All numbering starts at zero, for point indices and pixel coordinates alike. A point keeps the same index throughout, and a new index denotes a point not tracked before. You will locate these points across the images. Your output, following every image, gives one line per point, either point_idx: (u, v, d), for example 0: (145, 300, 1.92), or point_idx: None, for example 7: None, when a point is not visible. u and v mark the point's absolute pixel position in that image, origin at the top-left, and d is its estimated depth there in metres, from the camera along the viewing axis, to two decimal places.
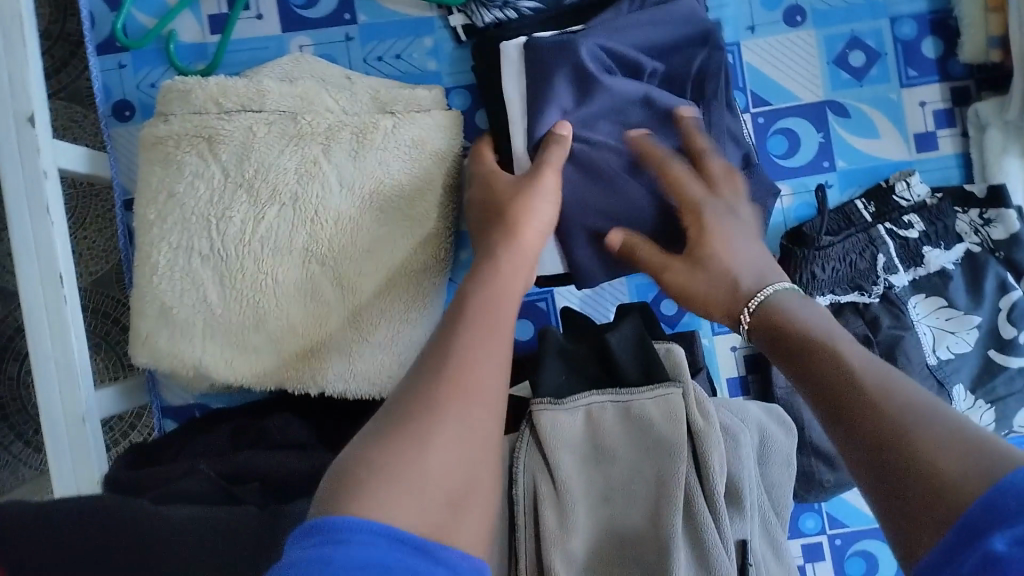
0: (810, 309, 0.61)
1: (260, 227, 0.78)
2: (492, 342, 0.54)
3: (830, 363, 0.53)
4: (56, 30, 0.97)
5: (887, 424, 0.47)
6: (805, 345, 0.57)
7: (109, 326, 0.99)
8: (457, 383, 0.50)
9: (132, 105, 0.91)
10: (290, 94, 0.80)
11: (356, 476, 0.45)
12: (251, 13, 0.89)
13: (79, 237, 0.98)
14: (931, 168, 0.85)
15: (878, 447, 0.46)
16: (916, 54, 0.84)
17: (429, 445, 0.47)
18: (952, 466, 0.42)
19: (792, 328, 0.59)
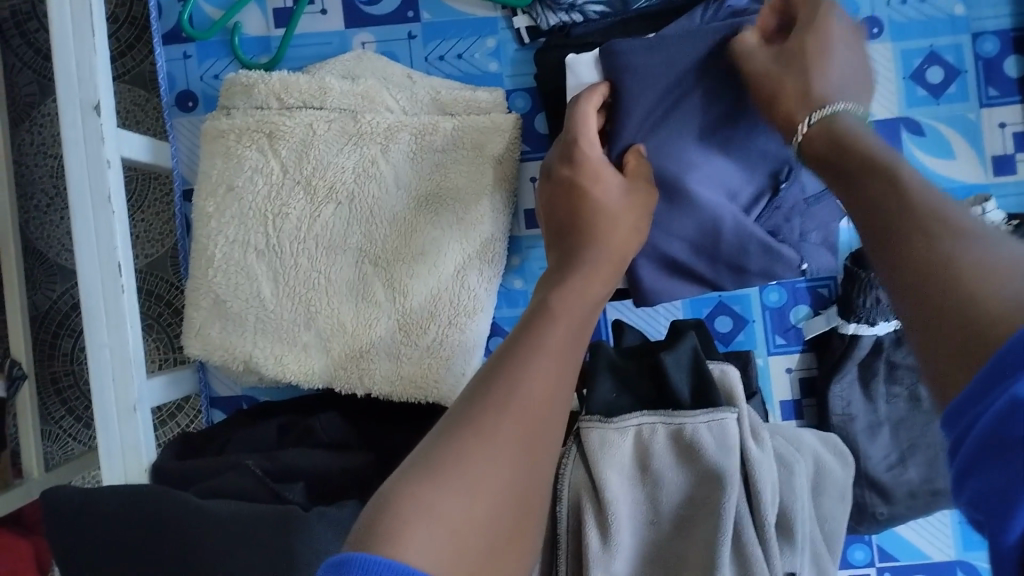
0: (870, 132, 0.54)
1: (316, 225, 0.79)
2: (548, 361, 0.52)
3: (880, 177, 0.47)
4: (124, 13, 0.98)
5: (934, 253, 0.40)
6: (855, 162, 0.50)
7: (162, 309, 1.00)
8: (511, 411, 0.48)
9: (195, 96, 0.92)
10: (351, 92, 0.79)
11: (394, 500, 0.44)
12: (316, 8, 0.89)
13: (138, 220, 0.99)
14: (1009, 193, 0.81)
15: (910, 263, 0.41)
16: (998, 73, 0.80)
17: (478, 490, 0.45)
18: (991, 294, 0.36)
19: (849, 156, 0.51)
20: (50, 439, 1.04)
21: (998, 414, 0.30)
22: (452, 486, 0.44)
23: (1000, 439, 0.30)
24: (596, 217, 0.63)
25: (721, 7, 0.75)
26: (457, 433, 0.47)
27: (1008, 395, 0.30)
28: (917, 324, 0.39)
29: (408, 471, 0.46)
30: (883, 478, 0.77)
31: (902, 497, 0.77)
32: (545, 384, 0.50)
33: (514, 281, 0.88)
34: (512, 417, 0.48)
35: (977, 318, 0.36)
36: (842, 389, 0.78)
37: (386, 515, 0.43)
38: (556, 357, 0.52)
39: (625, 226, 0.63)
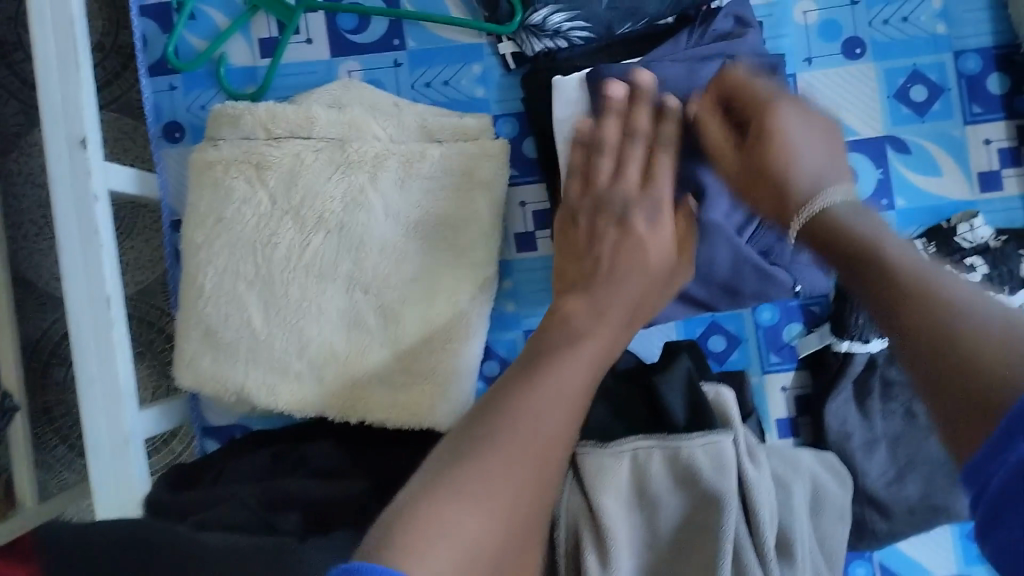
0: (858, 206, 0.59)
1: (306, 254, 0.78)
2: (542, 410, 0.55)
3: (872, 260, 0.52)
4: (111, 42, 0.98)
5: (939, 330, 0.44)
6: (845, 243, 0.55)
7: (154, 335, 0.99)
8: (491, 444, 0.53)
9: (183, 126, 0.92)
10: (338, 121, 0.80)
11: (422, 501, 0.49)
12: (301, 37, 0.89)
13: (126, 247, 0.99)
14: (996, 208, 0.81)
15: (921, 339, 0.45)
16: (981, 90, 0.81)
17: (447, 511, 0.48)
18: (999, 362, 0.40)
19: (837, 235, 0.56)
20: (42, 469, 1.01)
21: (1009, 474, 0.36)
22: (427, 509, 0.48)
23: (1012, 493, 0.36)
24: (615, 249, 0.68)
25: (706, 32, 0.77)
26: (477, 450, 0.52)
27: (1016, 455, 0.37)
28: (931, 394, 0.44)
29: (433, 479, 0.51)
30: (883, 496, 0.77)
31: (902, 514, 0.76)
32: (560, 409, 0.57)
33: (507, 304, 0.88)
34: (532, 438, 0.54)
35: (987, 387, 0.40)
36: (837, 407, 0.77)
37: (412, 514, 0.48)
38: (552, 410, 0.56)
39: (657, 258, 0.68)
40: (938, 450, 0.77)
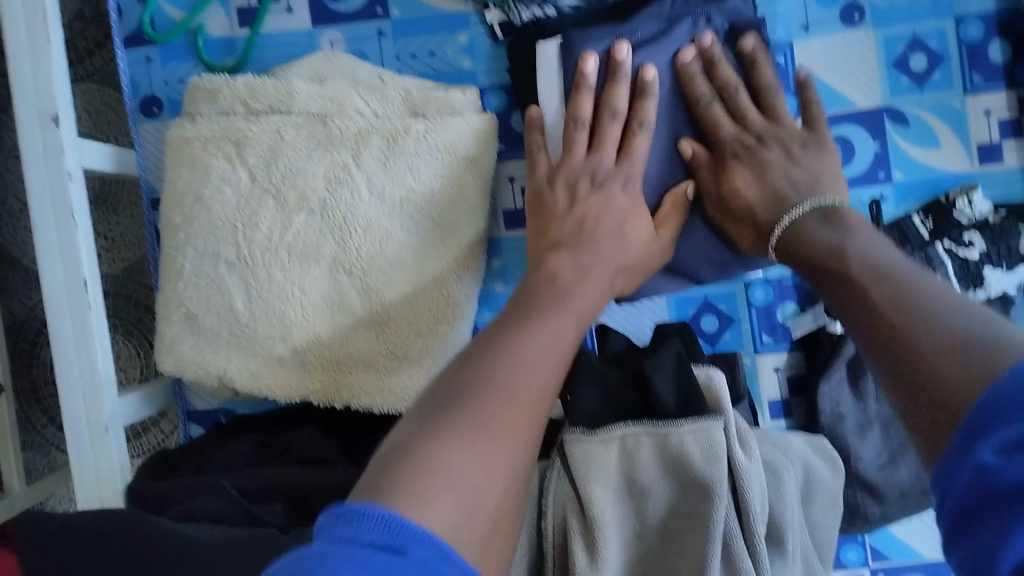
0: (835, 221, 0.62)
1: (289, 235, 0.76)
2: (534, 359, 0.54)
3: (844, 278, 0.55)
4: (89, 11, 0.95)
5: (895, 336, 0.46)
6: (820, 264, 0.58)
7: (141, 313, 0.98)
8: (489, 390, 0.50)
9: (160, 101, 0.89)
10: (319, 95, 0.77)
11: (415, 460, 0.45)
12: (281, 6, 0.86)
13: (112, 223, 0.96)
14: (994, 181, 0.79)
15: (882, 347, 0.47)
16: (982, 59, 0.78)
17: (438, 470, 0.45)
18: (945, 361, 0.42)
19: (814, 256, 0.59)
20: (31, 449, 1.01)
21: (969, 476, 0.36)
22: (417, 466, 0.45)
23: (975, 499, 0.35)
24: (586, 219, 0.69)
25: None
26: (465, 406, 0.49)
27: (976, 460, 0.36)
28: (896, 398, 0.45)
29: (421, 437, 0.47)
30: (875, 478, 0.76)
31: (894, 498, 0.76)
32: (551, 362, 0.55)
33: (496, 284, 0.86)
34: (523, 392, 0.51)
35: (940, 386, 0.41)
36: (831, 388, 0.76)
37: (400, 479, 0.44)
38: (538, 360, 0.54)
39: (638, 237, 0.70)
40: None
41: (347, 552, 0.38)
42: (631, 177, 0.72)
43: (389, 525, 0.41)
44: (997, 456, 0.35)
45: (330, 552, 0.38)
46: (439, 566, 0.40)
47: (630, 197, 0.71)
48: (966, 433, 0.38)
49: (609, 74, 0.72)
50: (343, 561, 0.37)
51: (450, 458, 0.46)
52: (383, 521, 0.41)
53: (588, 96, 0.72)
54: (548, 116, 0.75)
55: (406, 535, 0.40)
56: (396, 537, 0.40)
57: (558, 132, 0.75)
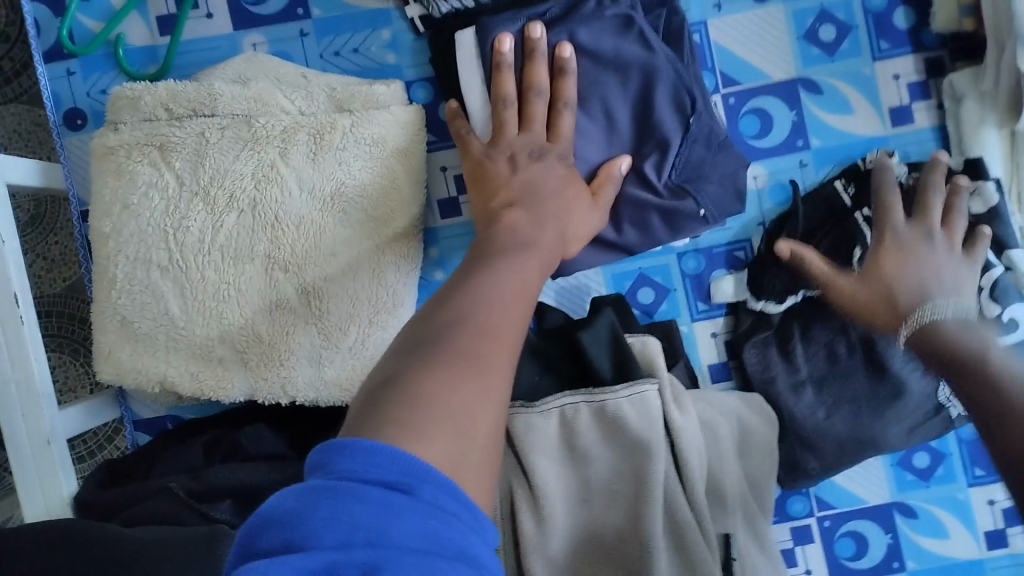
0: (964, 329, 0.62)
1: (220, 236, 0.75)
2: (504, 297, 0.53)
3: (988, 397, 0.53)
4: (16, 32, 0.93)
5: None
6: (966, 376, 0.57)
7: (83, 331, 0.95)
8: (464, 326, 0.50)
9: (83, 113, 0.88)
10: (243, 96, 0.77)
11: (409, 397, 0.44)
12: (201, 12, 0.86)
13: (50, 243, 0.94)
14: (906, 143, 0.82)
15: None
16: (887, 26, 0.81)
17: (420, 405, 0.44)
18: None
19: (948, 357, 0.60)
20: None
21: None
22: (401, 401, 0.44)
23: None
24: (533, 182, 0.70)
25: None
26: (451, 337, 0.49)
27: None
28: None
29: (412, 365, 0.47)
30: (811, 433, 0.79)
31: (830, 452, 0.79)
32: (520, 301, 0.54)
33: (434, 273, 0.86)
34: (501, 326, 0.51)
35: None
36: (758, 352, 0.80)
37: (401, 416, 0.43)
38: (510, 298, 0.54)
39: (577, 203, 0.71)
40: (863, 384, 0.78)
41: (357, 491, 0.38)
42: (566, 151, 0.74)
43: (401, 463, 0.40)
44: None
45: (341, 488, 0.38)
46: (449, 505, 0.39)
47: (567, 167, 0.73)
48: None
49: (526, 53, 0.75)
50: (356, 501, 0.37)
51: (451, 394, 0.45)
52: (395, 458, 0.40)
53: (509, 75, 0.75)
54: (471, 103, 0.77)
55: (416, 471, 0.40)
56: (406, 474, 0.39)
57: (481, 116, 0.77)
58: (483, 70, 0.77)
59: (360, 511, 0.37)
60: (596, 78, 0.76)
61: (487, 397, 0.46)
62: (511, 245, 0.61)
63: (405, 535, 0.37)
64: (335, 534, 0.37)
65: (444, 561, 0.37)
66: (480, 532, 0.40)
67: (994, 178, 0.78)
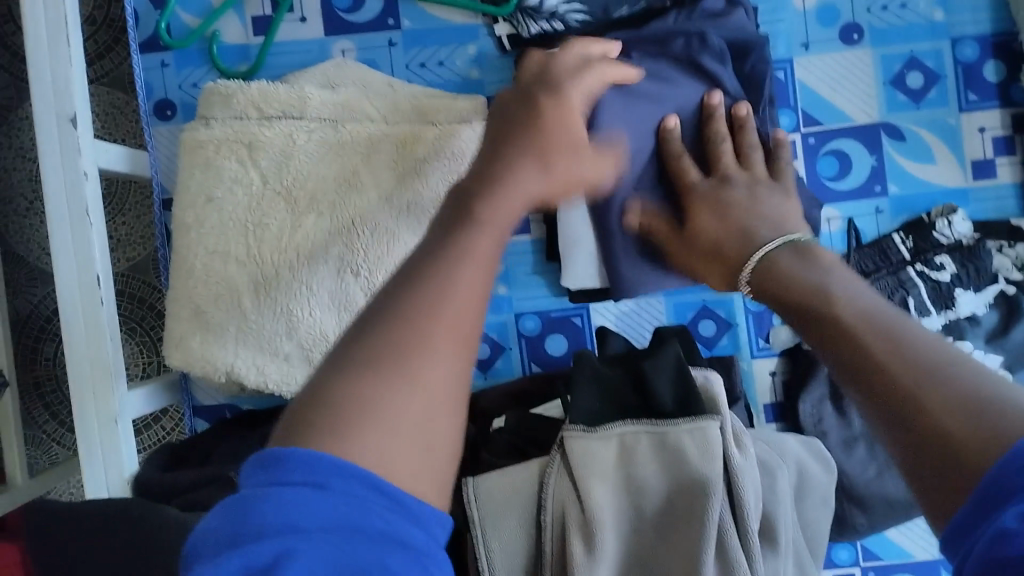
0: (801, 261, 0.59)
1: (297, 236, 0.78)
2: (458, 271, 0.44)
3: (829, 319, 0.49)
4: (102, 15, 0.95)
5: (867, 349, 0.44)
6: (796, 297, 0.55)
7: (145, 312, 0.97)
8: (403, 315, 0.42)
9: (173, 104, 0.91)
10: (331, 101, 0.80)
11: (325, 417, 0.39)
12: (295, 15, 0.88)
13: (117, 224, 0.96)
14: (985, 196, 0.81)
15: (871, 373, 0.42)
16: (977, 78, 0.80)
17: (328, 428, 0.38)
18: (930, 388, 0.39)
19: (794, 293, 0.55)
20: (30, 444, 0.95)
21: (990, 541, 0.32)
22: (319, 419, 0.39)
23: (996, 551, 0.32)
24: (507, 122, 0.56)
25: (695, 10, 0.77)
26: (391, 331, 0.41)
27: (1000, 526, 0.32)
28: (883, 427, 0.41)
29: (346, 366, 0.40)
30: (863, 493, 0.77)
31: (881, 509, 0.77)
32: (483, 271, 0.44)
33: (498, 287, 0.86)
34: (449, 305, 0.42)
35: (912, 406, 0.39)
36: (811, 406, 0.78)
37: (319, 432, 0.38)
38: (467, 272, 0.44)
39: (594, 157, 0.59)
40: None
41: (274, 495, 0.36)
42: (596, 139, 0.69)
43: (314, 462, 0.37)
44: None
45: (256, 495, 0.36)
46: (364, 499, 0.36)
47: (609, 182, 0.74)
48: (980, 501, 0.34)
49: None
50: (267, 501, 0.35)
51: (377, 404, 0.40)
52: (313, 457, 0.37)
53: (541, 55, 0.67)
54: None
55: (334, 466, 0.37)
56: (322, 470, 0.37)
57: None
58: None
59: (271, 508, 0.35)
60: (679, 97, 0.75)
61: (418, 394, 0.40)
62: (480, 180, 0.50)
63: (330, 534, 0.35)
64: (252, 540, 0.35)
65: (362, 545, 0.35)
66: (413, 519, 0.37)
67: None
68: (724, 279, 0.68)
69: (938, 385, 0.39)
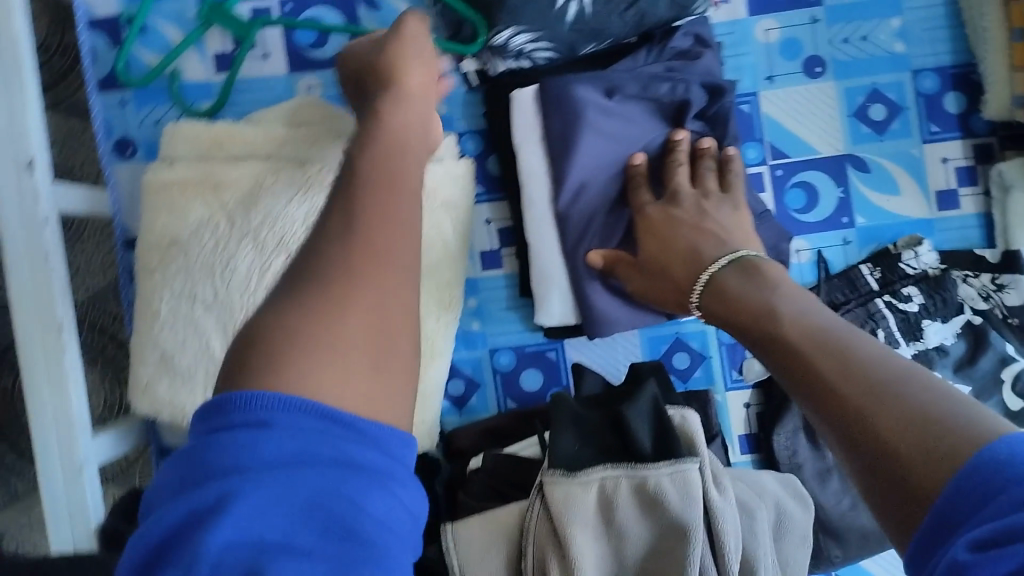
0: (750, 283, 0.62)
1: (267, 277, 0.76)
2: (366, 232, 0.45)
3: (786, 346, 0.51)
4: (58, 41, 0.90)
5: (821, 373, 0.45)
6: (749, 321, 0.57)
7: (107, 342, 0.93)
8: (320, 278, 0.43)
9: (135, 142, 0.89)
10: (300, 139, 0.79)
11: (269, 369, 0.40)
12: (257, 52, 0.87)
13: (77, 251, 0.92)
14: (950, 227, 0.82)
15: (827, 399, 0.44)
16: (939, 109, 0.82)
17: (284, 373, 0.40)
18: (887, 416, 0.40)
19: (748, 317, 0.58)
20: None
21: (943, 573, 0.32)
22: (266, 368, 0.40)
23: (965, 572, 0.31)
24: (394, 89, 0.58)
25: (664, 49, 0.77)
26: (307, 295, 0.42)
27: (952, 556, 0.32)
28: (848, 456, 0.41)
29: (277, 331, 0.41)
30: (838, 525, 0.78)
31: (855, 540, 0.78)
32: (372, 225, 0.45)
33: (472, 323, 0.85)
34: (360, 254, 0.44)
35: (869, 433, 0.40)
36: (786, 438, 0.80)
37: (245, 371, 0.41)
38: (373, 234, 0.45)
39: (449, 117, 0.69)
40: None
41: (224, 445, 0.37)
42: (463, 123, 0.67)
43: (258, 403, 0.38)
44: (973, 554, 0.31)
45: (213, 439, 0.37)
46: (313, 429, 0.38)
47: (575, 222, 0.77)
48: (936, 523, 0.35)
49: (573, 119, 0.74)
50: (212, 447, 0.37)
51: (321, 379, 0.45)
52: (267, 403, 0.38)
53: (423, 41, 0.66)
54: (526, 158, 0.77)
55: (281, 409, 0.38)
56: (267, 415, 0.37)
57: (534, 176, 0.77)
58: (541, 126, 0.77)
59: (216, 456, 0.36)
60: (647, 133, 0.76)
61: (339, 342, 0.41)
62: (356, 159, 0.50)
63: (276, 483, 0.36)
64: (205, 480, 0.36)
65: (314, 482, 0.36)
66: (371, 444, 0.39)
67: None
68: (677, 300, 0.71)
69: (891, 409, 0.40)
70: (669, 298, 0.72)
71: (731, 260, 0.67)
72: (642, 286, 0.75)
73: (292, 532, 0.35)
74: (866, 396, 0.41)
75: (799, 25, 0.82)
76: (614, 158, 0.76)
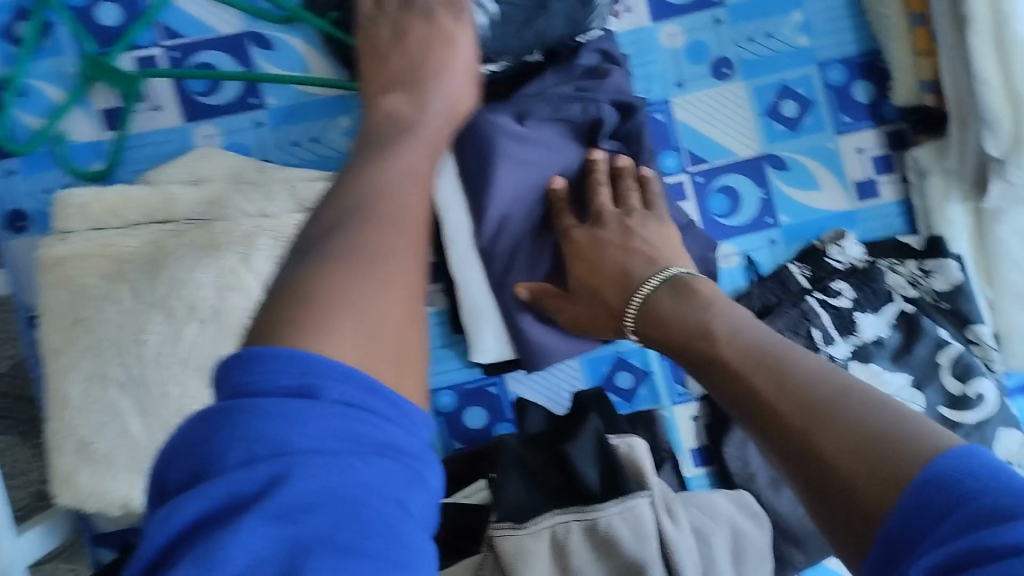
0: (677, 293, 0.59)
1: (181, 348, 0.72)
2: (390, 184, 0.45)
3: (723, 369, 0.48)
4: None
5: (765, 395, 0.44)
6: (680, 334, 0.55)
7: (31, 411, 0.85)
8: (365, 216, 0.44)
9: (27, 214, 0.83)
10: (199, 200, 0.75)
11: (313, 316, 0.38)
12: (147, 104, 0.82)
13: None
14: (872, 217, 0.83)
15: (775, 423, 0.42)
16: (848, 100, 0.82)
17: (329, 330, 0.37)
18: (834, 445, 0.39)
19: (679, 330, 0.55)
20: None
21: None
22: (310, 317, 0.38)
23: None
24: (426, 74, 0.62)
25: (573, 67, 0.74)
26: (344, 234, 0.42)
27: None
28: (800, 482, 0.41)
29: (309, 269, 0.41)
30: (797, 527, 0.78)
31: (816, 541, 0.78)
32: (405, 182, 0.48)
33: None
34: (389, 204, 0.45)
35: (818, 463, 0.39)
36: (735, 447, 0.79)
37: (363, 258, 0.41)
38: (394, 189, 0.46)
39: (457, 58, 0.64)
40: None
41: (260, 407, 0.33)
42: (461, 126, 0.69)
43: (297, 362, 0.35)
44: None
45: (239, 406, 0.33)
46: (364, 398, 0.36)
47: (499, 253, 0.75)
48: (890, 545, 0.34)
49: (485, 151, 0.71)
50: (250, 413, 0.33)
51: (315, 303, 0.38)
52: (292, 358, 0.35)
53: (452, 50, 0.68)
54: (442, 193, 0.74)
55: (319, 368, 0.35)
56: (307, 373, 0.35)
57: (454, 210, 0.74)
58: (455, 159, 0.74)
59: (248, 426, 0.33)
60: (564, 155, 0.73)
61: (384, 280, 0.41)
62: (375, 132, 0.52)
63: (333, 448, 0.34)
64: (253, 439, 0.32)
65: (363, 473, 0.33)
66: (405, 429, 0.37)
67: (957, 254, 0.81)
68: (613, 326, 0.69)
69: (840, 437, 0.39)
70: (602, 326, 0.71)
71: (663, 278, 0.62)
72: (573, 318, 0.73)
73: (333, 524, 0.32)
74: (815, 421, 0.40)
75: (703, 28, 0.80)
76: (532, 185, 0.73)
